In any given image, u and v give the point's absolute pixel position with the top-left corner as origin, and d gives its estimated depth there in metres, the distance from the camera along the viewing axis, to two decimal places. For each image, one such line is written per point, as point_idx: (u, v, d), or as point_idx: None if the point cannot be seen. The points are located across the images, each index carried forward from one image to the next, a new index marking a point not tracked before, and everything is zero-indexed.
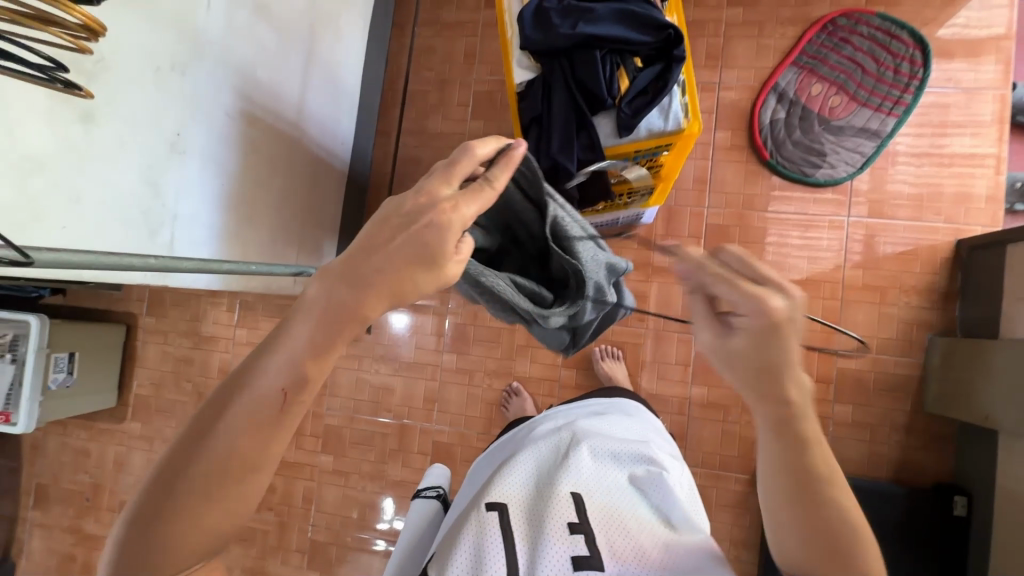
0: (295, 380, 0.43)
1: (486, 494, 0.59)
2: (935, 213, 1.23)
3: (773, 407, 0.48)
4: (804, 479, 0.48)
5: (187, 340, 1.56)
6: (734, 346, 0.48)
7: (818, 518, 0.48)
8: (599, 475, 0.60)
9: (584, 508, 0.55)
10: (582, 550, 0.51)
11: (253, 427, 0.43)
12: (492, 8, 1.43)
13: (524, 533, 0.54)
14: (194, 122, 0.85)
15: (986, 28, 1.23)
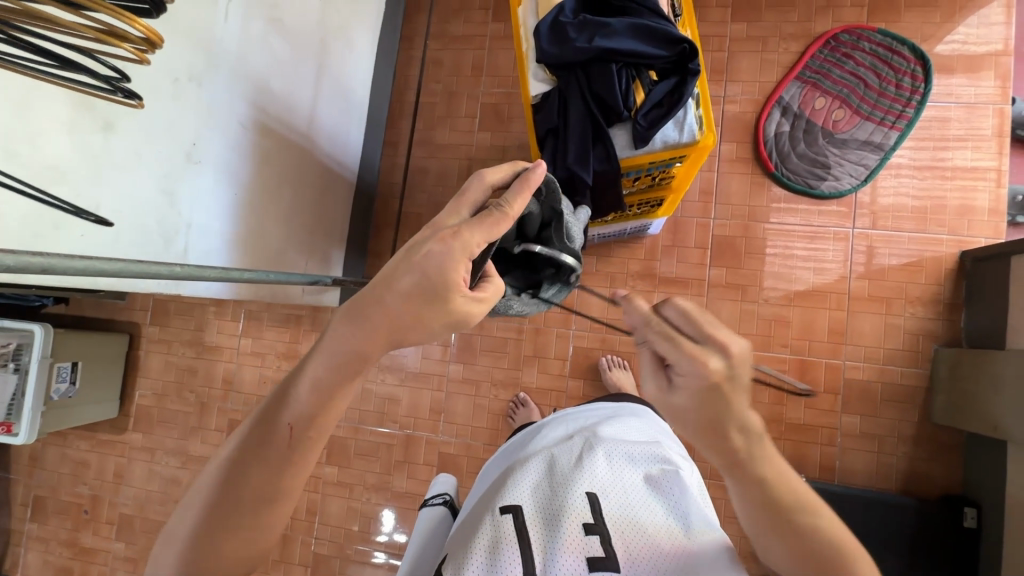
0: (308, 418, 0.45)
1: (501, 496, 0.58)
2: (938, 225, 1.24)
3: (718, 453, 0.49)
4: (789, 515, 0.48)
5: (190, 350, 1.55)
6: (678, 402, 0.48)
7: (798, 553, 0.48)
8: (615, 474, 0.60)
9: (599, 508, 0.55)
10: (595, 551, 0.51)
11: (271, 465, 0.44)
12: (499, 22, 1.45)
13: (540, 532, 0.54)
14: (209, 132, 0.85)
15: (985, 44, 1.25)
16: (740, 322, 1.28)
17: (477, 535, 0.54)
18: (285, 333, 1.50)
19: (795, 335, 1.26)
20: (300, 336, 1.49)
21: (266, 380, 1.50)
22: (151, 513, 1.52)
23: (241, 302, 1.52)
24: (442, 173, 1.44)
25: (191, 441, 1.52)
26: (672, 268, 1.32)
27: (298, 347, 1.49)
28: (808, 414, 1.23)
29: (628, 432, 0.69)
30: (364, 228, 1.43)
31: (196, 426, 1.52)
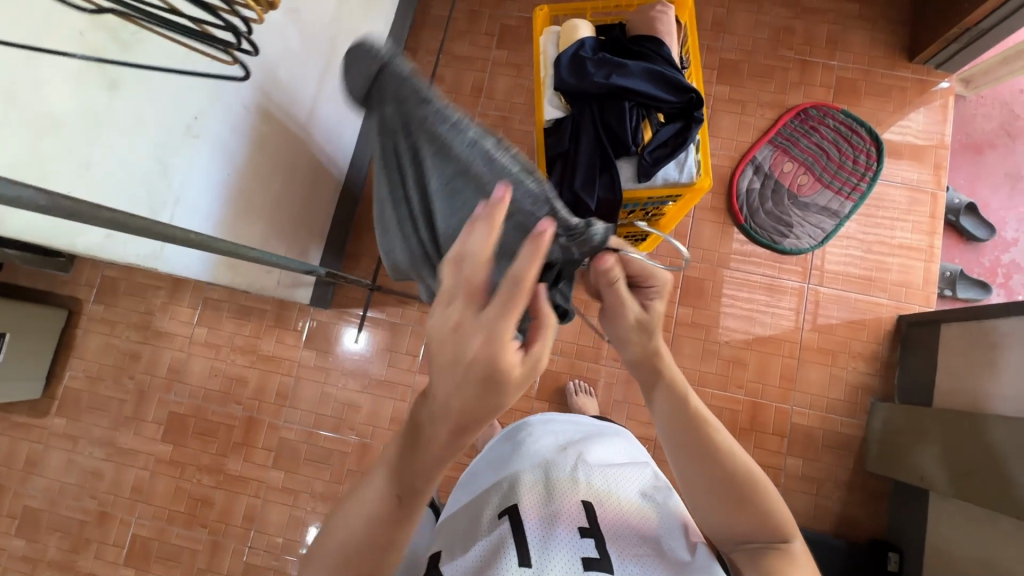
0: (409, 489, 0.44)
1: (503, 504, 0.62)
2: (881, 290, 1.37)
3: (643, 347, 0.57)
4: (705, 449, 0.52)
5: (135, 334, 1.45)
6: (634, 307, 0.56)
7: (714, 458, 0.52)
8: (609, 484, 0.64)
9: (593, 515, 0.59)
10: (590, 551, 0.54)
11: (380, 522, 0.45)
12: (503, 49, 1.51)
13: (534, 530, 0.57)
14: (212, 108, 0.83)
15: (927, 136, 1.43)
16: (701, 360, 1.35)
17: (482, 541, 0.57)
18: (246, 325, 1.43)
19: (749, 378, 1.34)
20: (261, 330, 1.43)
21: (217, 373, 1.42)
22: (63, 509, 1.38)
23: (201, 289, 1.45)
24: None
25: (121, 433, 1.41)
26: None
27: (258, 342, 1.43)
28: (756, 454, 1.29)
29: (615, 451, 0.74)
30: (345, 228, 1.41)
31: (131, 416, 1.42)
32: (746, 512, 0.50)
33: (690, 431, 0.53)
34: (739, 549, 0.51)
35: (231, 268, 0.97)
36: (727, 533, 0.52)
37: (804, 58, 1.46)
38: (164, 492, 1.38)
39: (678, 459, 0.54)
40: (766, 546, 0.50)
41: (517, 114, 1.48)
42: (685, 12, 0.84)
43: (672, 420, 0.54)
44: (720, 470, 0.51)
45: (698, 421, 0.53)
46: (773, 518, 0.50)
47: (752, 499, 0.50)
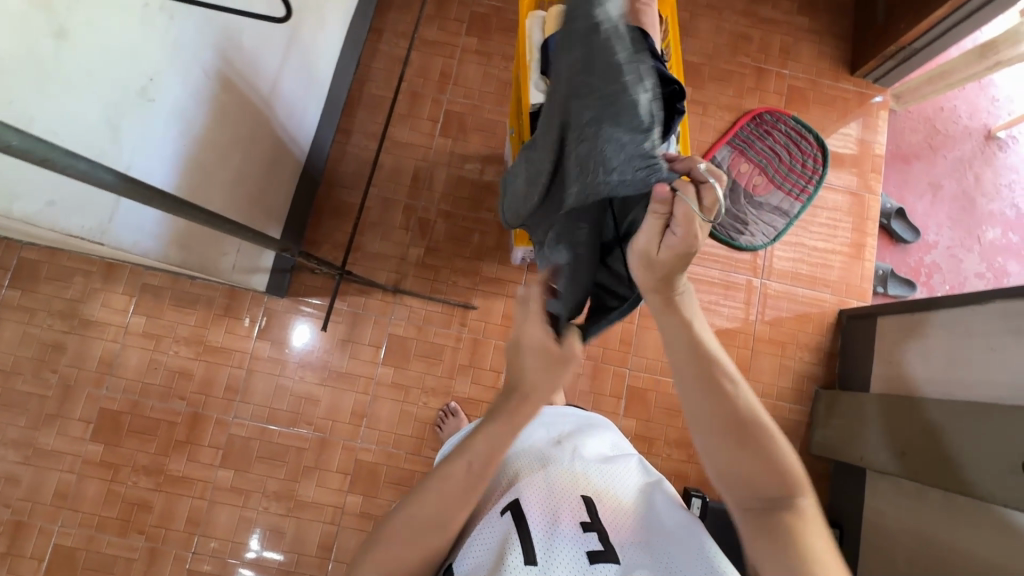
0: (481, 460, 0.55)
1: (501, 499, 0.62)
2: (824, 286, 1.47)
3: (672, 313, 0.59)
4: (723, 393, 0.57)
5: (60, 322, 1.30)
6: (662, 255, 0.58)
7: (740, 416, 0.56)
8: (606, 480, 0.66)
9: (594, 509, 0.60)
10: (595, 544, 0.55)
11: (448, 491, 0.54)
12: (473, 36, 1.49)
13: (537, 529, 0.57)
14: (170, 70, 0.76)
15: (865, 145, 1.54)
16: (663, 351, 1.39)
17: (483, 541, 0.57)
18: (191, 315, 1.33)
19: None
20: (208, 320, 1.33)
21: (157, 366, 1.31)
22: None
23: (139, 274, 1.33)
24: (397, 170, 1.41)
25: (42, 433, 1.27)
26: None
27: (205, 332, 1.32)
28: None
29: (602, 446, 0.76)
30: (304, 213, 1.34)
31: (54, 414, 1.27)
32: (761, 463, 0.56)
33: (712, 373, 0.57)
34: (752, 500, 0.56)
35: (184, 249, 0.89)
36: (742, 483, 0.56)
37: (759, 65, 1.54)
38: (94, 497, 1.25)
39: (694, 404, 0.58)
40: (779, 497, 0.55)
41: (486, 103, 1.46)
42: (666, 7, 0.86)
43: (685, 362, 0.58)
44: (735, 417, 0.56)
45: (720, 368, 0.57)
46: (787, 470, 0.56)
47: (764, 448, 0.56)
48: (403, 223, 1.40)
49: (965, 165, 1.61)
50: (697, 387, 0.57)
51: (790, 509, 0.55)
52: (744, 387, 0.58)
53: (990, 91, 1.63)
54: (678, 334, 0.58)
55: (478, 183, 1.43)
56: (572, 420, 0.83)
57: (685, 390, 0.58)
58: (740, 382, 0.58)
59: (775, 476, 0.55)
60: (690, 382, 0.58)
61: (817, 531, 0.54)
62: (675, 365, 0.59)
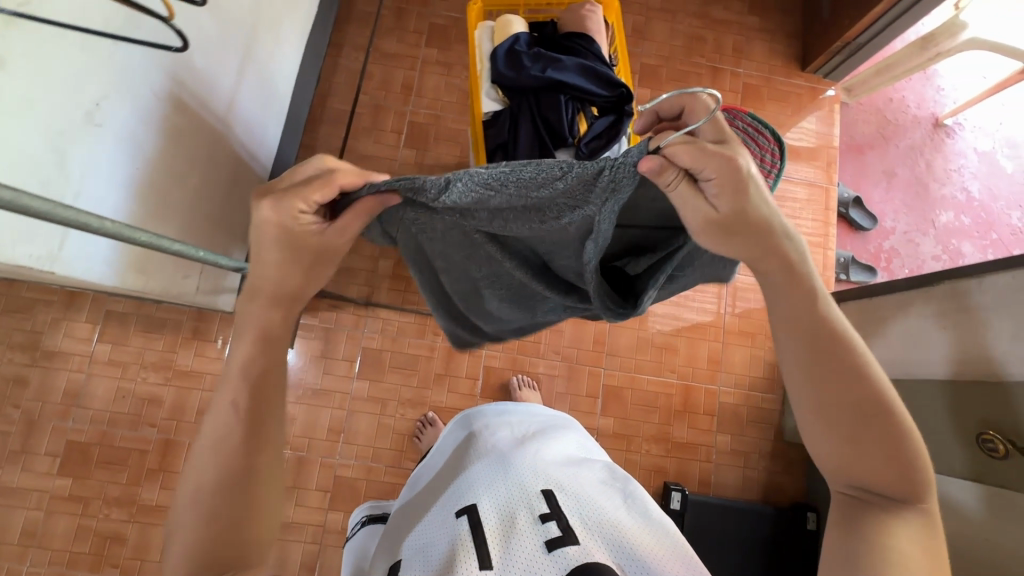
0: (248, 392, 0.58)
1: (461, 501, 0.63)
2: None
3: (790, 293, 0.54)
4: (849, 373, 0.52)
5: (21, 355, 1.27)
6: (725, 206, 0.48)
7: (873, 418, 0.52)
8: (570, 477, 0.67)
9: (554, 500, 0.61)
10: (553, 533, 0.56)
11: (223, 436, 0.57)
12: (433, 48, 1.50)
13: (495, 528, 0.58)
14: (115, 94, 0.76)
15: (820, 138, 1.59)
16: (637, 348, 1.41)
17: (442, 544, 0.57)
18: (158, 340, 1.30)
19: (681, 363, 1.41)
20: (177, 344, 1.31)
21: (125, 395, 1.28)
22: None
23: (102, 301, 1.30)
24: None
25: (6, 470, 1.23)
26: None
27: (174, 357, 1.30)
28: (689, 433, 1.38)
29: (567, 448, 0.78)
30: None
31: (19, 450, 1.24)
32: (881, 455, 0.52)
33: (834, 348, 0.53)
34: (855, 489, 0.54)
35: (142, 273, 0.88)
36: (853, 476, 0.53)
37: (714, 65, 1.58)
38: (64, 533, 1.22)
39: (807, 382, 0.54)
40: (894, 497, 0.52)
41: (449, 113, 1.47)
42: (612, 12, 0.88)
43: (803, 337, 0.53)
44: (861, 401, 0.52)
45: (848, 344, 0.53)
46: (913, 467, 0.52)
47: (893, 440, 0.52)
48: None
49: (916, 152, 1.67)
50: (812, 363, 0.53)
51: (904, 508, 0.52)
52: (877, 366, 0.53)
53: (935, 80, 1.70)
54: (800, 304, 0.53)
55: None
56: (539, 421, 0.84)
57: (795, 365, 0.54)
58: (870, 361, 0.53)
59: (898, 486, 0.52)
60: (802, 357, 0.54)
61: (933, 535, 0.52)
62: (785, 338, 0.55)
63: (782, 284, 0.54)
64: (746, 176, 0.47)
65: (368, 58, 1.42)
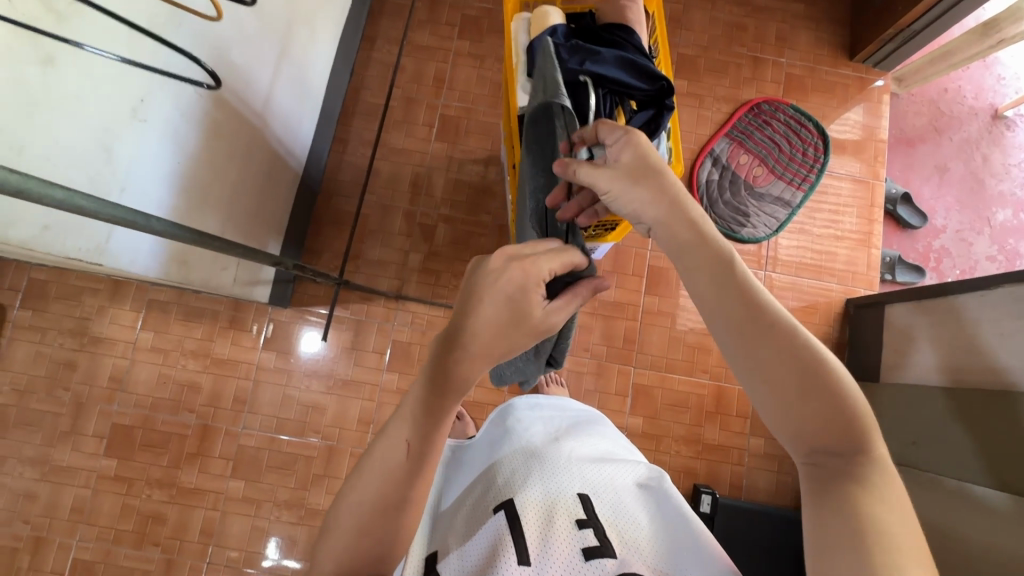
0: (419, 439, 0.51)
1: (497, 496, 0.63)
2: (830, 275, 1.45)
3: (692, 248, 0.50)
4: (768, 329, 0.44)
5: (71, 340, 1.33)
6: (621, 160, 0.55)
7: (805, 368, 0.43)
8: (601, 477, 0.67)
9: (590, 505, 0.61)
10: (590, 542, 0.55)
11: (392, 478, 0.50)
12: (465, 40, 1.49)
13: (535, 526, 0.57)
14: (159, 91, 0.77)
15: (868, 131, 1.52)
16: (668, 347, 1.38)
17: (477, 537, 0.58)
18: (198, 328, 1.34)
19: (715, 363, 1.38)
20: (214, 333, 1.34)
21: (166, 381, 1.33)
22: None
23: (145, 290, 1.35)
24: (394, 177, 1.42)
25: (58, 449, 1.29)
26: (611, 293, 1.39)
27: (211, 345, 1.34)
28: (720, 435, 1.34)
29: (593, 443, 0.77)
30: (303, 223, 1.35)
31: (68, 431, 1.30)
32: (821, 405, 0.43)
33: (743, 301, 0.46)
34: (815, 454, 0.43)
35: (183, 264, 0.90)
36: (804, 436, 0.43)
37: (756, 55, 1.52)
38: (110, 511, 1.27)
39: (737, 354, 0.45)
40: (849, 454, 0.42)
41: (481, 106, 1.46)
42: (653, 1, 0.85)
43: (703, 306, 0.48)
44: (783, 351, 0.44)
45: (750, 290, 0.46)
46: (851, 413, 0.43)
47: (828, 386, 0.43)
48: (403, 230, 1.40)
49: (972, 146, 1.57)
50: (737, 330, 0.45)
51: (864, 466, 0.42)
52: (782, 308, 0.46)
53: (996, 69, 1.59)
54: (696, 261, 0.49)
55: (475, 187, 1.43)
56: (570, 419, 0.84)
57: (720, 336, 0.46)
58: (774, 303, 0.46)
59: (842, 438, 0.42)
60: (726, 328, 0.46)
61: (891, 491, 0.41)
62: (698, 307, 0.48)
63: (678, 255, 0.50)
64: (651, 155, 0.54)
65: (400, 51, 1.42)
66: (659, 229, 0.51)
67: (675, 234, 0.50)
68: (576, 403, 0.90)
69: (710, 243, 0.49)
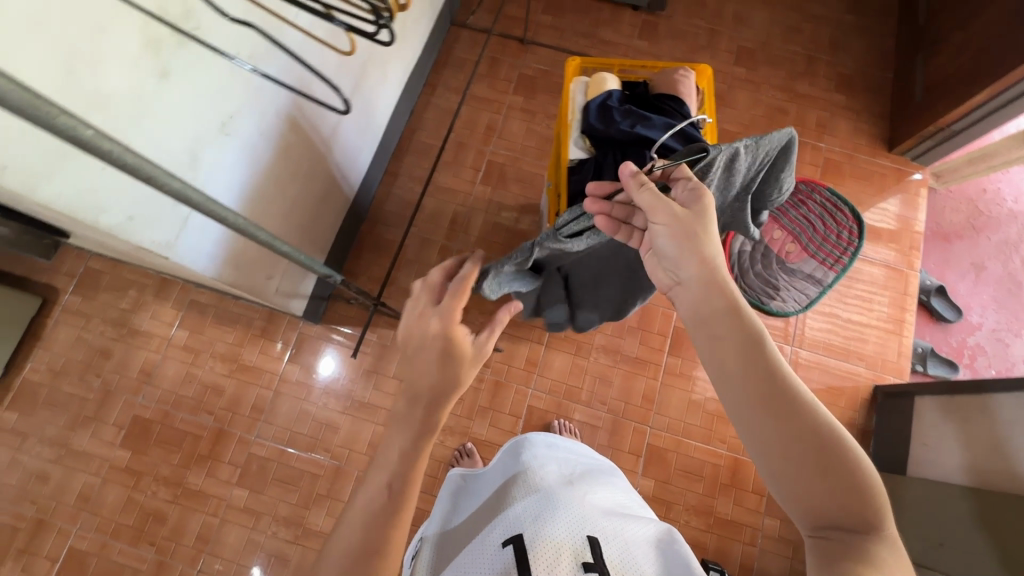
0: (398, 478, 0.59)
1: (506, 530, 0.63)
2: (858, 359, 1.43)
3: (719, 316, 0.52)
4: (779, 398, 0.47)
5: (110, 330, 1.39)
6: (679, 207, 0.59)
7: (814, 438, 0.45)
8: (614, 527, 0.66)
9: (599, 549, 0.60)
10: None
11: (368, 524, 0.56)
12: (519, 96, 1.59)
13: (541, 562, 0.57)
14: (246, 109, 0.85)
15: (903, 220, 1.53)
16: (687, 411, 1.36)
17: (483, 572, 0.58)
18: (231, 333, 1.39)
19: (734, 433, 1.35)
20: (244, 339, 1.39)
21: (191, 380, 1.36)
22: None
23: (189, 291, 1.42)
24: (436, 213, 1.49)
25: (77, 434, 1.32)
26: (635, 348, 1.39)
27: (239, 351, 1.38)
28: (733, 510, 1.30)
29: (605, 494, 0.76)
30: (347, 246, 1.42)
31: (90, 417, 1.33)
32: (829, 478, 0.43)
33: (761, 372, 0.48)
34: (822, 529, 0.43)
35: (235, 268, 0.95)
36: (810, 508, 0.44)
37: (795, 137, 1.58)
38: (114, 503, 1.28)
39: (749, 417, 0.47)
40: (855, 530, 0.42)
41: (527, 156, 1.54)
42: (704, 77, 0.91)
43: (721, 377, 0.50)
44: (795, 423, 0.45)
45: (770, 363, 0.48)
46: (864, 490, 0.43)
47: (843, 460, 0.44)
48: (438, 263, 1.45)
49: (1010, 247, 1.57)
50: (752, 395, 0.47)
51: (874, 543, 0.42)
52: (802, 383, 0.48)
53: None
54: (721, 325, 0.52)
55: (512, 230, 1.48)
56: (584, 466, 0.84)
57: (734, 401, 0.49)
58: (795, 379, 0.48)
59: (853, 513, 0.43)
60: (741, 394, 0.48)
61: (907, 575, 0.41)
62: (714, 370, 0.51)
63: (706, 319, 0.53)
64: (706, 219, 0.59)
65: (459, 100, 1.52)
66: (691, 287, 0.56)
67: (707, 300, 0.54)
68: (592, 451, 0.90)
69: (739, 314, 0.52)
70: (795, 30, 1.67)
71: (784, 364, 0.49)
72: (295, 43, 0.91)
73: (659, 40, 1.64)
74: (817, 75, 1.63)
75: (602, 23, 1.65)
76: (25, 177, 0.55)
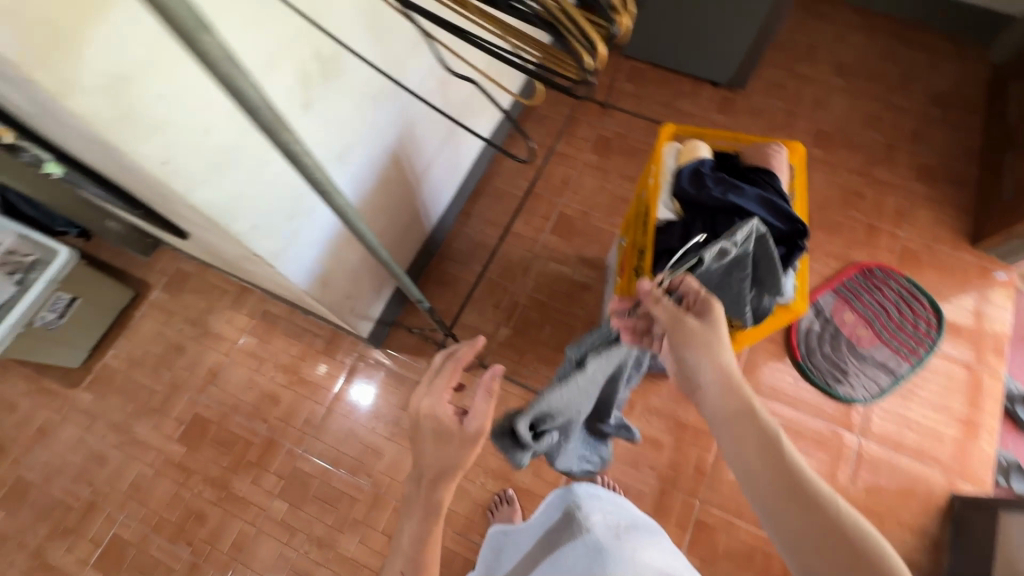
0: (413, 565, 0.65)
1: None
2: (933, 461, 1.33)
3: (735, 423, 0.61)
4: (803, 500, 0.54)
5: (188, 329, 1.48)
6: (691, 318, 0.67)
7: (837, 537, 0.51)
8: None
9: None
10: None
11: None
12: (595, 155, 1.66)
13: None
14: (361, 142, 0.93)
15: (987, 319, 1.46)
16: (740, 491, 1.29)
17: None
18: (296, 346, 1.45)
19: None
20: (307, 354, 1.44)
21: (252, 387, 1.42)
22: (54, 489, 1.33)
23: (264, 301, 1.50)
24: (503, 256, 1.53)
25: (140, 423, 1.39)
26: (690, 416, 1.35)
27: (301, 365, 1.43)
28: None
29: (659, 556, 0.72)
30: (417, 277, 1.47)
31: (155, 409, 1.40)
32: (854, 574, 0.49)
33: (785, 476, 0.55)
34: None
35: (323, 284, 1.01)
36: None
37: (871, 222, 1.56)
38: (161, 496, 1.32)
39: (780, 516, 0.54)
40: None
41: (597, 212, 1.58)
42: (795, 155, 0.93)
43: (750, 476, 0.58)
44: (817, 522, 0.52)
45: (792, 467, 0.56)
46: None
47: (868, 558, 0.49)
48: (500, 304, 1.48)
49: None
50: (779, 496, 0.55)
51: None
52: (822, 484, 0.54)
53: None
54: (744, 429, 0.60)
55: (575, 281, 1.50)
56: (633, 521, 0.79)
57: (765, 502, 0.56)
58: (814, 480, 0.55)
59: None
60: (772, 495, 0.55)
61: None
62: (744, 474, 0.58)
63: (729, 425, 0.61)
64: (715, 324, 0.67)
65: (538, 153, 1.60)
66: (712, 391, 0.64)
67: (726, 405, 0.62)
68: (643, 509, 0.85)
69: (755, 416, 0.60)
70: (876, 118, 1.68)
71: (804, 466, 0.56)
72: (411, 89, 1.01)
73: (736, 116, 1.69)
74: (897, 163, 1.62)
75: (681, 95, 1.72)
76: (190, 184, 0.62)
